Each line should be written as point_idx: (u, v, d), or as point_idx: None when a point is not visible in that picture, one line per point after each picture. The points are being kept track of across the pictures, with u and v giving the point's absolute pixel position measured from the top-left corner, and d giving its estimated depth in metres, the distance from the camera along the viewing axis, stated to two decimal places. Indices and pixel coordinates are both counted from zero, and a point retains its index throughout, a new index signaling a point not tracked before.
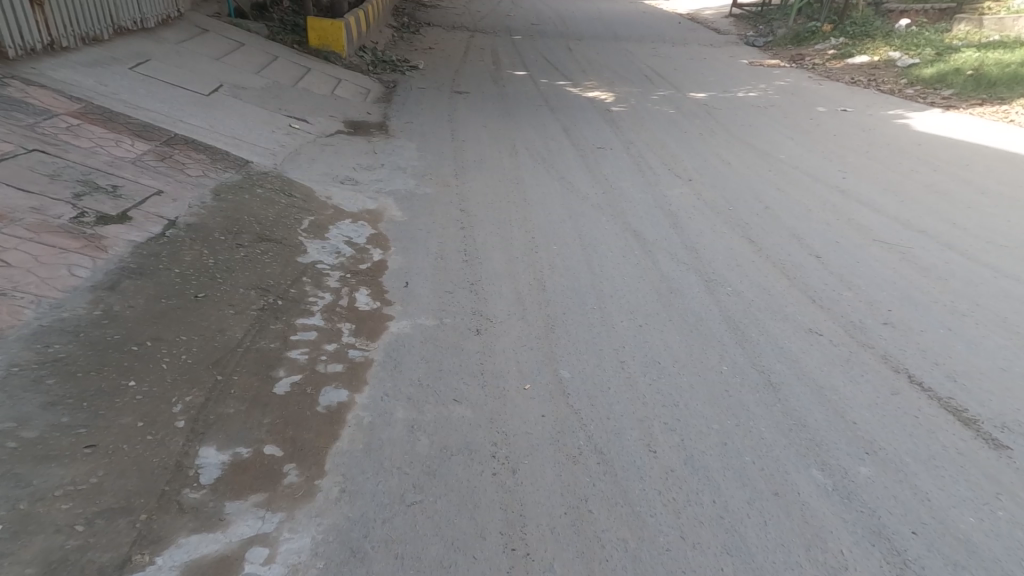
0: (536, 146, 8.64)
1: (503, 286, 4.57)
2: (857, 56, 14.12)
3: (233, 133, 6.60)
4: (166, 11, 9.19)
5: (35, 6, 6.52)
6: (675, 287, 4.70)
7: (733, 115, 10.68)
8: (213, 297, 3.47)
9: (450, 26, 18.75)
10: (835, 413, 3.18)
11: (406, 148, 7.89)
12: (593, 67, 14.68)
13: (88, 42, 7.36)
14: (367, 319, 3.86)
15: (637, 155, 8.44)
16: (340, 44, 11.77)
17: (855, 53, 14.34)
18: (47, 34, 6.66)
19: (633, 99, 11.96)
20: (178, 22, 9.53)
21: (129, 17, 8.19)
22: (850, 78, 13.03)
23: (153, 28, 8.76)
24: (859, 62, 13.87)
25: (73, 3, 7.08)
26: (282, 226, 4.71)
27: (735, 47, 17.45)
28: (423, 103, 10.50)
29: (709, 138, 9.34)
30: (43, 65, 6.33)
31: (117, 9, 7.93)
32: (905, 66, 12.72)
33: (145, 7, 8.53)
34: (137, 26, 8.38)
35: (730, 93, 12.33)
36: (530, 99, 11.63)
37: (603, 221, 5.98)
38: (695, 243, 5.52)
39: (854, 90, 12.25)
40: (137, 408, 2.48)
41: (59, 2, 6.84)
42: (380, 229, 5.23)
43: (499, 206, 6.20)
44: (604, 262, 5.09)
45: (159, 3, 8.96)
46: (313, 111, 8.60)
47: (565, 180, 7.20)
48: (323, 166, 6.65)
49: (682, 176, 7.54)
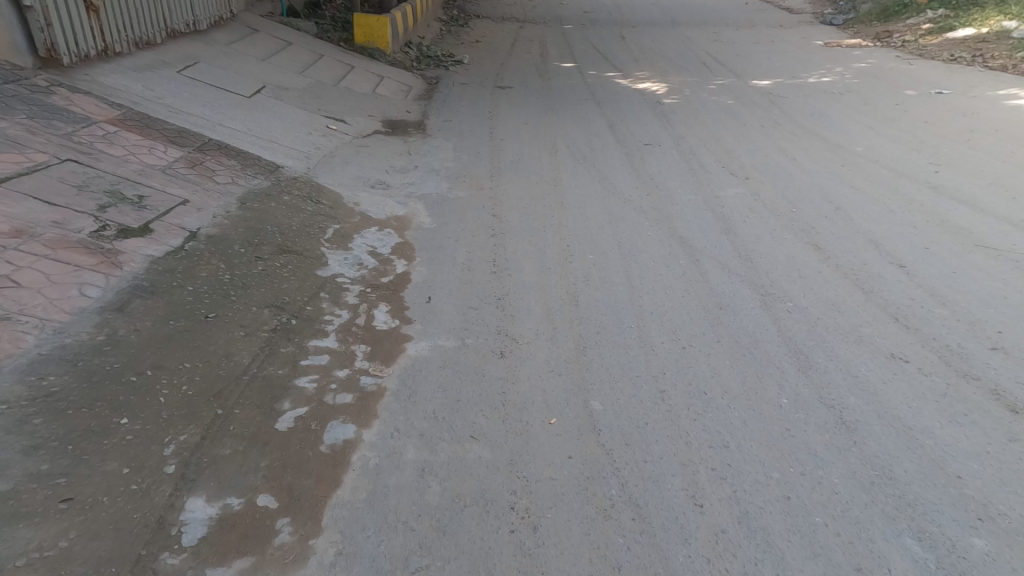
0: (580, 143, 8.22)
1: (532, 303, 4.29)
2: (959, 30, 12.87)
3: (269, 136, 6.52)
4: (219, 12, 9.20)
5: (90, 12, 6.50)
6: (726, 303, 4.22)
7: (800, 104, 9.85)
8: (224, 316, 3.31)
9: (498, 16, 18.39)
10: (930, 464, 2.62)
11: (443, 148, 7.64)
12: (646, 56, 14.00)
13: (142, 47, 7.38)
14: (385, 340, 3.67)
15: (688, 151, 7.91)
16: (386, 40, 11.62)
17: (957, 25, 13.07)
18: (101, 40, 6.68)
19: (688, 89, 11.28)
20: (230, 23, 9.58)
21: (182, 20, 8.20)
22: (950, 54, 11.98)
23: (206, 31, 8.80)
24: (965, 35, 12.67)
25: (127, 7, 7.07)
26: (305, 235, 4.56)
27: (807, 28, 16.30)
28: (463, 100, 10.25)
29: (775, 130, 8.62)
30: (94, 70, 6.41)
31: (170, 12, 7.93)
32: (1021, 38, 11.46)
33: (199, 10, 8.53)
34: (189, 29, 8.38)
35: (798, 79, 11.43)
36: (575, 92, 11.16)
37: (649, 228, 5.55)
38: (751, 252, 5.02)
39: (953, 69, 11.21)
40: (125, 452, 2.38)
41: (113, 6, 6.82)
42: (407, 237, 5.04)
43: (536, 211, 5.86)
44: (647, 275, 4.68)
45: (212, 4, 8.97)
46: (351, 111, 8.46)
47: (609, 182, 6.76)
48: (357, 169, 6.49)
49: (740, 174, 6.95)
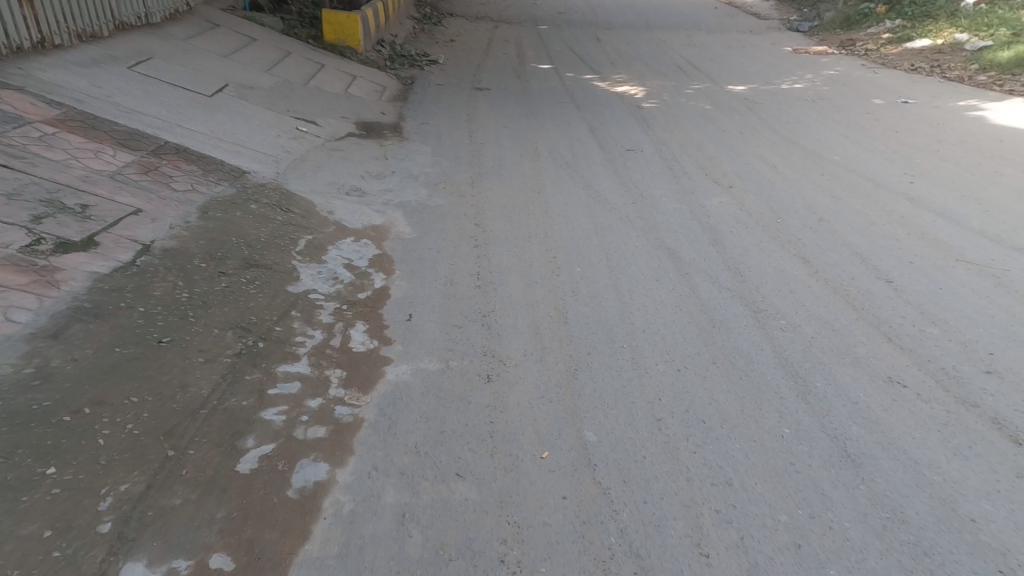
0: (560, 148, 8.04)
1: (518, 321, 4.10)
2: (916, 41, 13.13)
3: (234, 139, 6.17)
4: (173, 4, 8.79)
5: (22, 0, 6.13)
6: (716, 321, 4.09)
7: (776, 111, 9.86)
8: (181, 341, 3.01)
9: (473, 15, 18.14)
10: (943, 504, 2.51)
11: (420, 152, 7.37)
12: (623, 59, 13.92)
13: (87, 39, 7.01)
14: (362, 364, 3.40)
15: (670, 157, 7.81)
16: (356, 38, 11.29)
17: (915, 36, 13.32)
18: (38, 31, 6.31)
19: (666, 93, 11.22)
20: (186, 15, 9.13)
21: (132, 12, 7.82)
22: (911, 64, 12.19)
23: (160, 23, 8.38)
24: (922, 45, 12.93)
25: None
26: (274, 248, 4.27)
27: (777, 34, 16.48)
28: (441, 101, 9.98)
29: (752, 137, 8.59)
30: (30, 64, 5.95)
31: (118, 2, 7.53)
32: (975, 50, 11.74)
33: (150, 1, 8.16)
34: (140, 20, 8.01)
35: (772, 86, 11.48)
36: (554, 95, 10.98)
37: (635, 239, 5.41)
38: (740, 265, 4.90)
39: (915, 79, 11.39)
40: (52, 510, 2.09)
41: None
42: (385, 249, 4.82)
43: (518, 220, 5.67)
44: (635, 290, 4.53)
45: None
46: (322, 112, 8.12)
47: (592, 189, 6.60)
48: (329, 174, 6.19)
49: (722, 183, 6.86)
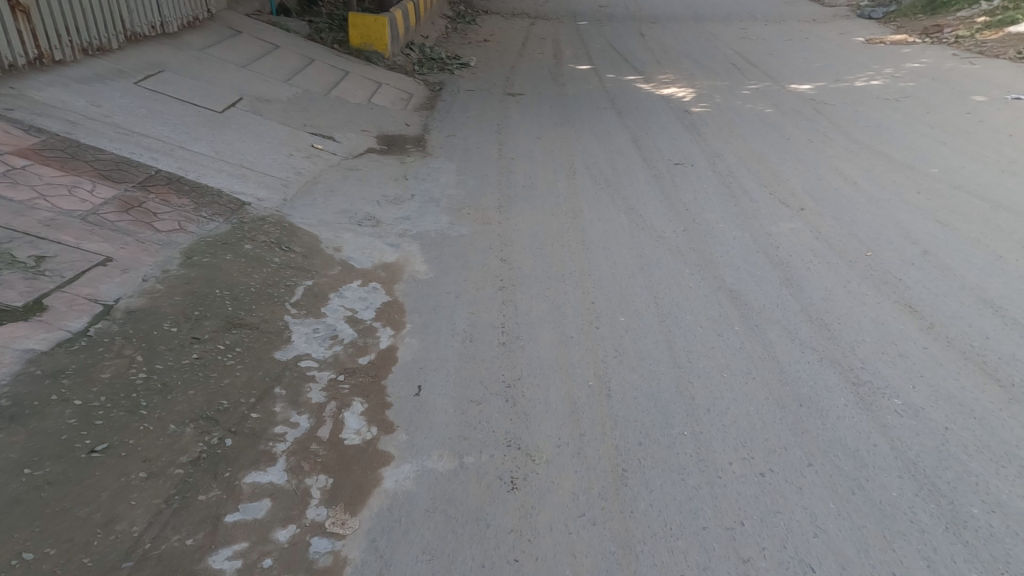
0: (600, 165, 7.28)
1: (549, 392, 3.37)
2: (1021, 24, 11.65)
3: (241, 162, 5.66)
4: (192, 12, 8.36)
5: (18, 13, 5.69)
6: (795, 388, 3.23)
7: (851, 114, 8.77)
8: (119, 449, 2.44)
9: (508, 11, 17.39)
10: None
11: (444, 171, 6.74)
12: (670, 57, 12.91)
13: (94, 53, 6.59)
14: (354, 466, 2.71)
15: (727, 173, 7.04)
16: (384, 42, 10.71)
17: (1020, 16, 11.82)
18: (35, 47, 5.88)
19: (718, 95, 10.22)
20: (206, 23, 8.70)
21: (145, 22, 7.39)
22: (1016, 52, 10.77)
23: (177, 34, 7.96)
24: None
25: (69, 9, 6.25)
26: (266, 302, 3.70)
27: (844, 22, 15.13)
28: (469, 109, 9.33)
29: (831, 146, 7.65)
30: (25, 83, 5.55)
31: (129, 13, 7.10)
32: None
33: (166, 10, 7.72)
34: (155, 31, 7.58)
35: (844, 83, 10.29)
36: (594, 99, 10.14)
37: (690, 281, 4.71)
38: (823, 315, 4.01)
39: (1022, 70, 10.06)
40: None
41: (49, 7, 6.01)
42: (396, 294, 4.33)
43: (552, 256, 5.15)
44: (691, 349, 3.72)
45: (184, 4, 8.16)
46: (342, 126, 7.55)
47: (637, 213, 6.00)
48: (343, 200, 5.70)
49: (790, 205, 6.11)
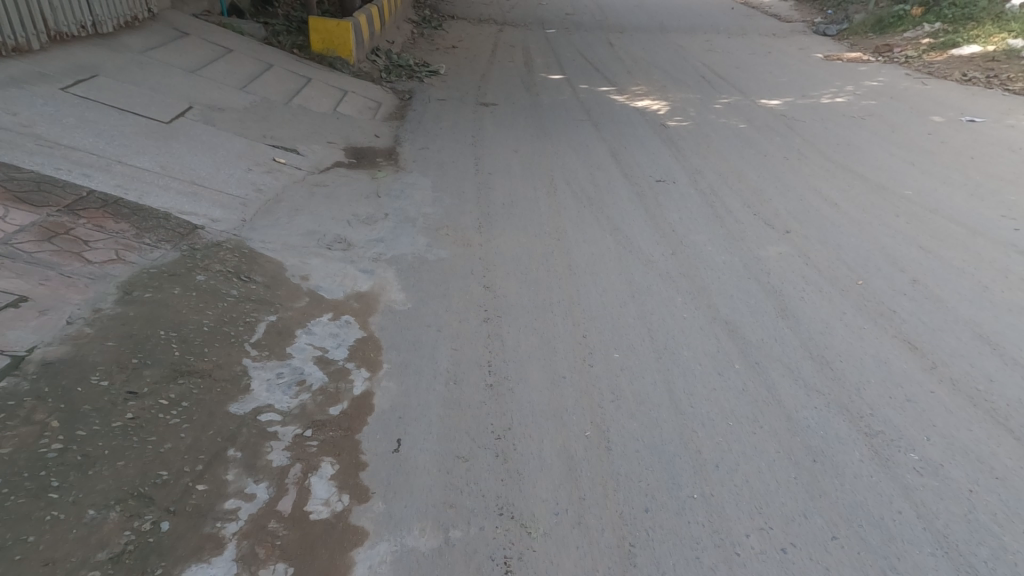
0: (580, 180, 7.06)
1: (543, 445, 3.14)
2: (965, 47, 11.99)
3: (191, 176, 5.49)
4: (129, 14, 8.07)
5: None
6: (806, 441, 3.15)
7: (820, 131, 8.80)
8: (13, 550, 2.01)
9: (477, 17, 17.17)
10: None
11: (418, 188, 6.49)
12: (641, 68, 12.86)
13: (9, 53, 6.30)
14: (320, 550, 2.34)
15: (708, 191, 6.90)
16: (348, 47, 10.27)
17: (962, 41, 12.19)
18: None
19: (692, 108, 10.15)
20: (145, 24, 8.42)
21: (71, 23, 7.08)
22: (962, 73, 11.07)
23: (112, 35, 7.67)
24: (971, 52, 11.80)
25: None
26: (220, 342, 3.27)
27: (802, 38, 15.43)
28: (442, 119, 9.00)
29: (804, 163, 7.63)
30: None
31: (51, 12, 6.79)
32: None
33: (99, 9, 7.48)
34: (83, 32, 7.28)
35: (811, 99, 10.40)
36: (569, 110, 9.94)
37: (684, 311, 4.55)
38: (825, 350, 3.93)
39: (974, 91, 10.34)
40: None
41: None
42: (371, 329, 4.01)
43: (537, 280, 4.93)
44: (692, 392, 3.61)
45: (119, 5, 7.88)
46: (305, 137, 7.43)
47: (621, 233, 5.79)
48: (310, 219, 5.45)
49: (775, 225, 5.98)
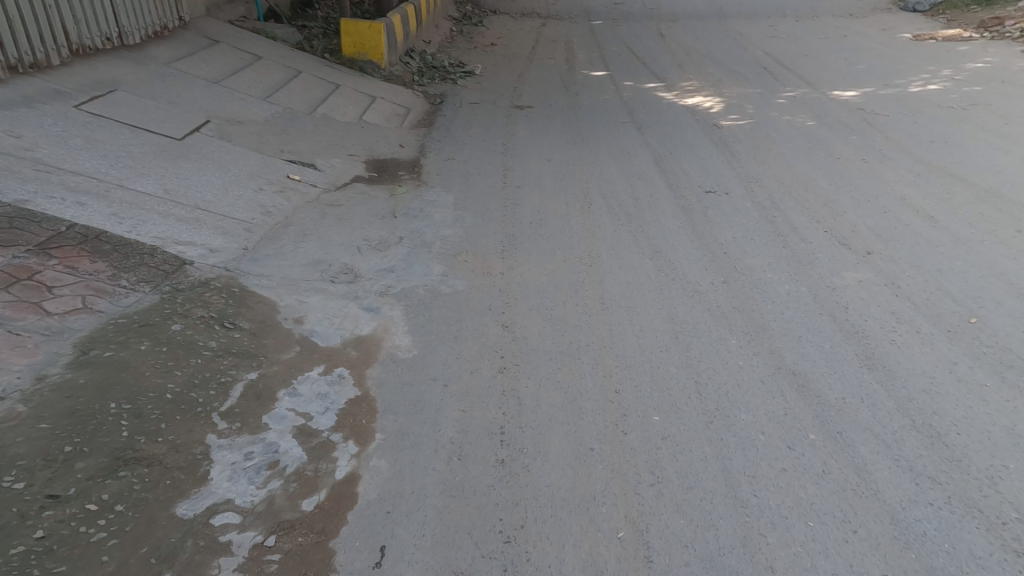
0: (618, 193, 6.48)
1: (564, 553, 2.53)
2: None
3: (196, 200, 5.09)
4: (154, 23, 7.79)
5: None
6: (927, 563, 2.46)
7: (910, 128, 7.76)
8: None
9: (517, 11, 16.52)
10: None
11: (440, 205, 6.09)
12: (692, 59, 11.91)
13: (25, 69, 6.01)
14: None
15: (770, 203, 6.14)
16: (380, 51, 9.82)
17: None
18: None
19: (750, 104, 9.21)
20: (172, 32, 8.17)
21: (92, 37, 6.80)
22: None
23: (136, 46, 7.44)
24: None
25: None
26: (180, 414, 2.90)
27: (884, 15, 14.07)
28: (473, 124, 8.47)
29: (892, 168, 6.67)
30: None
31: (70, 24, 6.50)
32: None
33: (122, 18, 7.21)
34: (106, 45, 7.00)
35: (896, 89, 9.27)
36: (611, 111, 9.15)
37: (739, 358, 3.72)
38: (926, 415, 3.15)
39: None
40: None
41: None
42: (367, 386, 3.52)
43: (563, 319, 4.38)
44: (753, 470, 2.88)
45: (145, 16, 7.62)
46: (325, 149, 7.00)
47: (663, 257, 5.22)
48: (317, 246, 5.09)
49: (854, 246, 5.09)
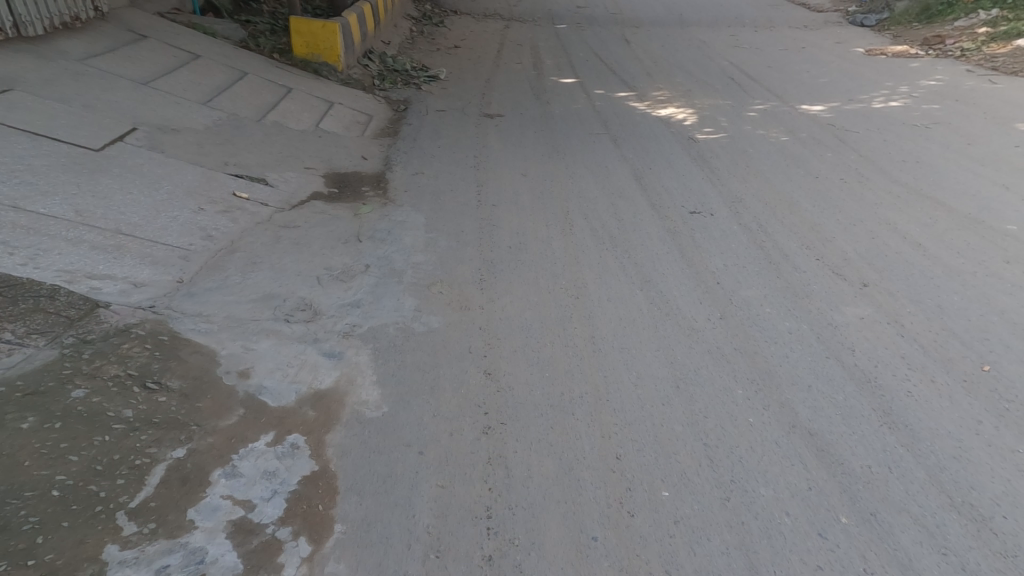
0: (600, 213, 6.07)
1: None
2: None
3: (118, 223, 4.40)
4: (60, 14, 6.93)
5: None
6: None
7: (881, 145, 7.67)
8: None
9: (480, 12, 16.01)
10: None
11: (409, 226, 5.54)
12: (660, 67, 11.69)
13: None
14: None
15: (756, 225, 5.86)
16: (336, 52, 9.17)
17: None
18: None
19: (722, 116, 9.00)
20: (84, 24, 7.32)
21: None
22: None
23: (35, 36, 6.59)
24: None
25: None
26: (63, 520, 2.31)
27: (836, 29, 14.28)
28: (440, 134, 7.93)
29: (870, 189, 6.51)
30: None
31: None
32: None
33: (19, 5, 6.34)
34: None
35: (861, 105, 9.23)
36: (584, 121, 8.75)
37: (748, 415, 3.42)
38: (964, 489, 2.92)
39: None
40: None
41: None
42: (326, 458, 2.94)
43: (553, 364, 3.93)
44: (784, 566, 2.58)
45: (51, 6, 6.77)
46: (277, 162, 6.32)
47: (654, 287, 4.86)
48: (270, 276, 4.45)
49: (848, 277, 4.82)
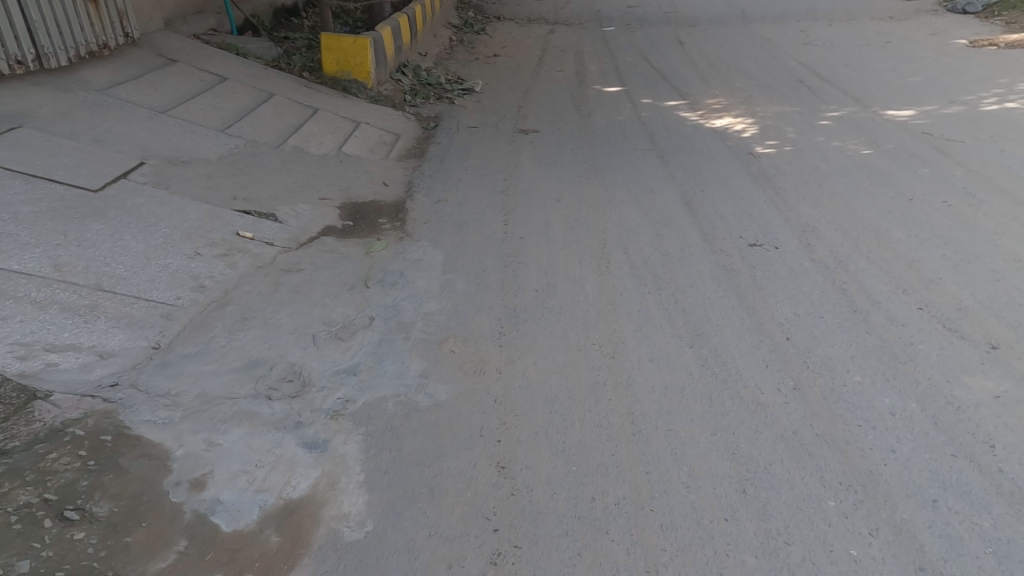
0: (642, 245, 5.21)
1: None
2: None
3: (100, 276, 3.95)
4: (86, 40, 6.70)
5: None
6: None
7: (997, 157, 6.44)
8: None
9: (524, 16, 15.30)
10: None
11: (425, 267, 4.87)
12: (717, 70, 10.60)
13: None
14: None
15: (837, 261, 4.84)
16: (366, 68, 8.68)
17: None
18: None
19: (790, 125, 7.89)
20: (112, 51, 7.09)
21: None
22: None
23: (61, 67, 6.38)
24: None
25: None
26: None
27: (931, 17, 12.71)
28: (470, 154, 7.27)
29: (988, 216, 5.36)
30: None
31: None
32: None
33: (41, 35, 6.10)
34: (17, 67, 5.95)
35: (967, 106, 7.91)
36: (628, 135, 7.87)
37: (852, 544, 2.71)
38: None
39: None
40: None
41: None
42: None
43: (584, 457, 3.14)
44: None
45: (76, 34, 6.55)
46: (290, 193, 5.81)
47: (706, 343, 3.98)
48: (259, 335, 3.86)
49: (969, 334, 3.96)
